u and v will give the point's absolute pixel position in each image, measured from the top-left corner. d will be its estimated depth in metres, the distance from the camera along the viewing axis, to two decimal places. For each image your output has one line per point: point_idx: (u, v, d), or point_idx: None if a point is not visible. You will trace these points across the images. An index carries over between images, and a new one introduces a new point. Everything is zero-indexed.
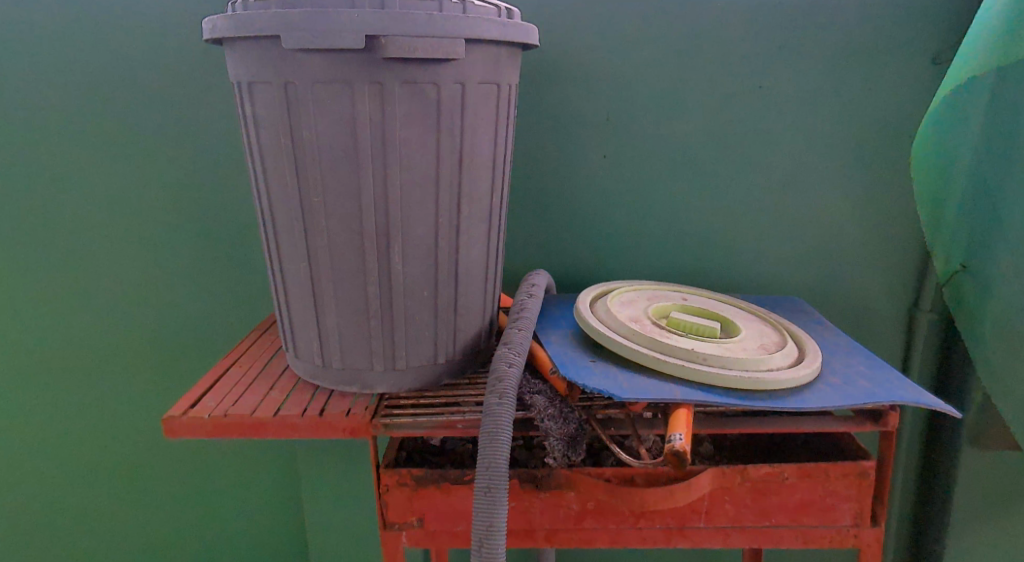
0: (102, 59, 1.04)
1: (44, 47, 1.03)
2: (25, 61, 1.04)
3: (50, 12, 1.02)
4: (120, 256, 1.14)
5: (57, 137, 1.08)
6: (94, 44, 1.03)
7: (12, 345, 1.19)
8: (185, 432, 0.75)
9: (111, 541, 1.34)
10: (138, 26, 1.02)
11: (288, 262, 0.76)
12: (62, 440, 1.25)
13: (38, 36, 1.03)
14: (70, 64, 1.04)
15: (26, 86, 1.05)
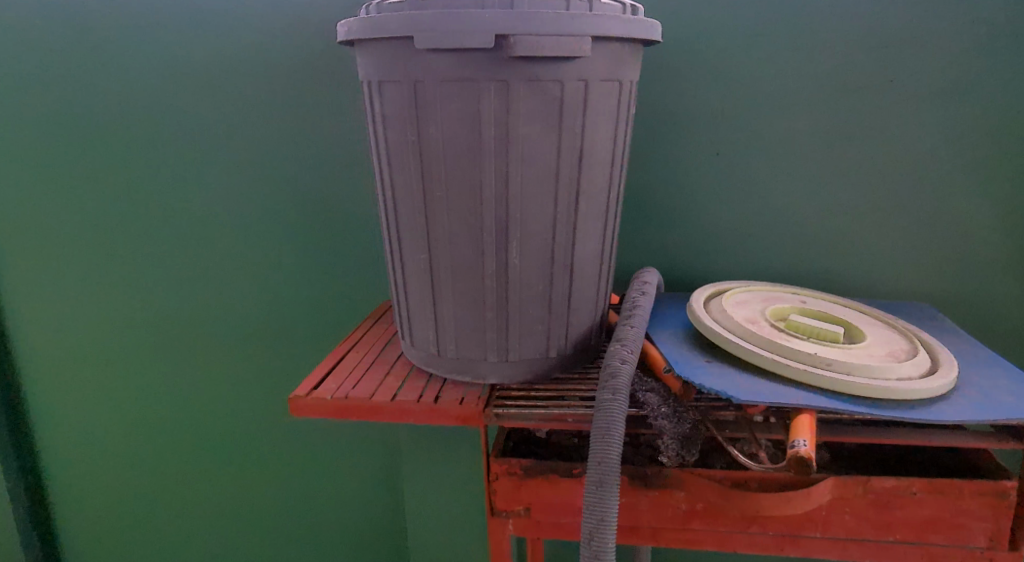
0: (237, 60, 1.10)
1: (186, 48, 1.11)
2: (170, 62, 1.12)
3: (193, 14, 1.09)
4: (247, 245, 1.21)
5: (195, 134, 1.16)
6: (225, 43, 1.09)
7: (153, 324, 1.30)
8: (309, 411, 0.80)
9: (223, 508, 1.43)
10: (266, 27, 1.07)
11: (408, 253, 0.79)
12: (191, 414, 1.36)
13: (181, 37, 1.10)
14: (210, 65, 1.11)
15: (170, 86, 1.14)
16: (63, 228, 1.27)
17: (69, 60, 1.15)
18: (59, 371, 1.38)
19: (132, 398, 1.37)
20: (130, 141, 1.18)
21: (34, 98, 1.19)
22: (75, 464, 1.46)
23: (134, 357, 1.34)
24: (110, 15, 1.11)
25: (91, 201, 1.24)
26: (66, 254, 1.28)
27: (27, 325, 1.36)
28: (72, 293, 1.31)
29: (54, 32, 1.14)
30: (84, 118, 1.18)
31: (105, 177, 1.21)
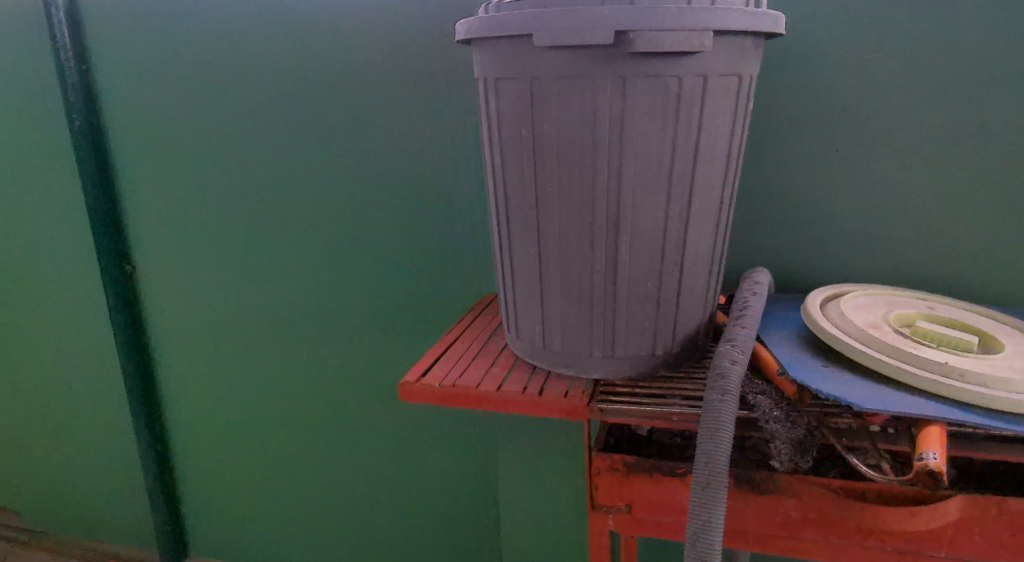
0: (361, 60, 1.16)
1: (315, 49, 1.18)
2: (300, 63, 1.20)
3: (323, 17, 1.15)
4: (362, 237, 1.27)
5: (320, 131, 1.23)
6: (348, 45, 1.16)
7: (275, 309, 1.39)
8: (419, 397, 0.84)
9: (325, 488, 1.50)
10: (387, 29, 1.13)
11: (518, 247, 0.81)
12: (304, 396, 1.44)
13: (312, 39, 1.17)
14: (336, 66, 1.18)
15: (297, 86, 1.21)
16: (200, 217, 1.38)
17: (211, 62, 1.25)
18: (190, 349, 1.51)
19: (253, 378, 1.47)
20: (261, 137, 1.27)
21: (179, 98, 1.30)
22: (198, 435, 1.58)
23: (255, 340, 1.43)
24: (246, 20, 1.20)
25: (225, 193, 1.34)
26: (202, 241, 1.40)
27: (162, 304, 1.49)
28: (205, 277, 1.43)
29: (201, 37, 1.24)
30: (222, 116, 1.28)
31: (238, 170, 1.31)
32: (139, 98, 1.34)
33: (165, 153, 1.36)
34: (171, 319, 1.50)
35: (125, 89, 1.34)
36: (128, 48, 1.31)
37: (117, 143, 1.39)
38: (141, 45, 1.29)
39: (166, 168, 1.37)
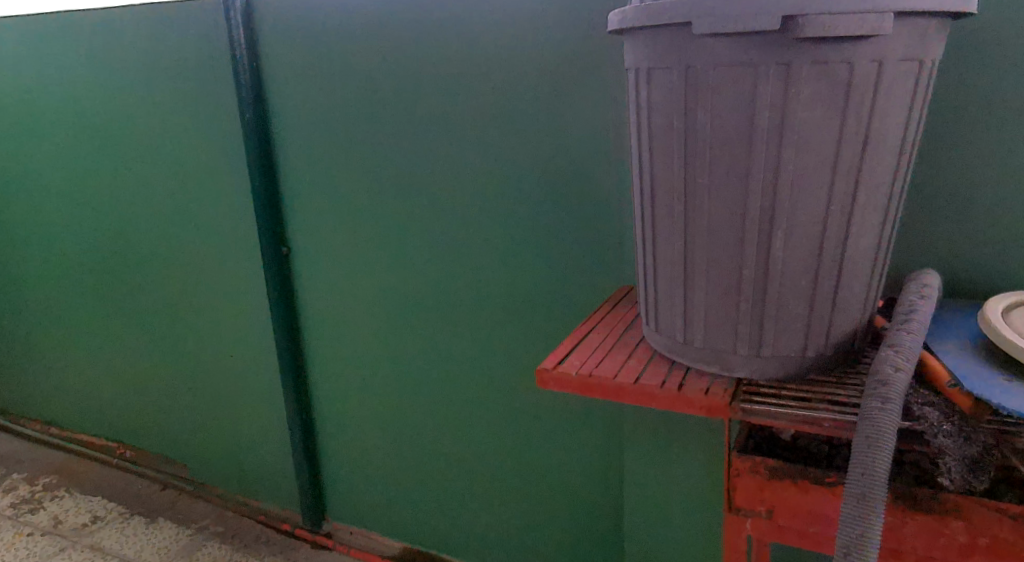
0: (505, 55, 1.20)
1: (467, 44, 1.23)
2: (451, 59, 1.25)
3: (474, 15, 1.21)
4: (501, 227, 1.31)
5: (466, 125, 1.28)
6: (494, 40, 1.20)
7: (417, 293, 1.47)
8: (555, 384, 0.86)
9: (452, 466, 1.57)
10: (531, 23, 1.16)
11: (663, 239, 0.79)
12: (438, 377, 1.51)
13: (464, 35, 1.23)
14: (485, 60, 1.22)
15: (444, 81, 1.28)
16: (352, 205, 1.48)
17: (367, 59, 1.35)
18: (337, 327, 1.62)
19: (392, 357, 1.56)
20: (413, 129, 1.34)
21: (336, 93, 1.41)
22: (338, 407, 1.70)
23: (395, 321, 1.52)
24: (401, 19, 1.28)
25: (376, 182, 1.43)
26: (352, 227, 1.50)
27: (313, 284, 1.62)
28: (354, 261, 1.53)
29: (363, 35, 1.33)
30: (374, 109, 1.37)
31: (389, 160, 1.39)
32: (301, 93, 1.46)
33: (323, 145, 1.47)
34: (321, 298, 1.62)
35: (291, 86, 1.46)
36: (293, 47, 1.43)
37: (281, 135, 1.52)
38: (306, 44, 1.41)
39: (323, 158, 1.48)
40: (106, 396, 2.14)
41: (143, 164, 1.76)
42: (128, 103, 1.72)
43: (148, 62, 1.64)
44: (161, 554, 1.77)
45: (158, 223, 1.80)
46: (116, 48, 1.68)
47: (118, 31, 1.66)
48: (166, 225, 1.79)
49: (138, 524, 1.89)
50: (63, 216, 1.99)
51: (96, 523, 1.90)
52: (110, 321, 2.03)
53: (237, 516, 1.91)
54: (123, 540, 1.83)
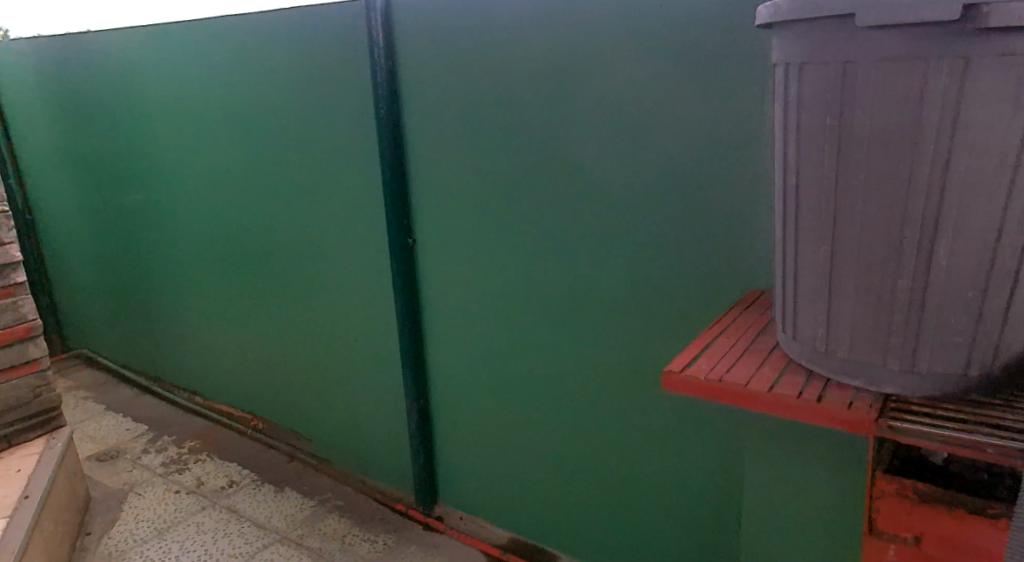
0: (632, 55, 1.21)
1: (594, 44, 1.25)
2: (583, 57, 1.27)
3: (602, 16, 1.23)
4: (624, 225, 1.31)
5: (589, 123, 1.30)
6: (622, 40, 1.21)
7: (537, 288, 1.49)
8: (682, 387, 0.84)
9: (562, 460, 1.58)
10: (660, 23, 1.16)
11: (807, 243, 0.76)
12: (554, 372, 1.53)
13: (594, 35, 1.24)
14: (617, 57, 1.23)
15: (569, 80, 1.31)
16: (478, 199, 1.52)
17: (495, 59, 1.40)
18: (457, 318, 1.68)
19: (509, 350, 1.60)
20: (541, 126, 1.37)
21: (465, 92, 1.47)
22: (453, 394, 1.76)
23: (512, 313, 1.56)
24: (531, 20, 1.32)
25: (502, 178, 1.46)
26: (477, 221, 1.55)
27: (435, 275, 1.68)
28: (477, 254, 1.58)
29: (497, 35, 1.38)
30: (499, 108, 1.42)
31: (516, 157, 1.43)
32: (431, 92, 1.53)
33: (452, 141, 1.52)
34: (442, 289, 1.68)
35: (425, 84, 1.53)
36: (426, 48, 1.50)
37: (412, 131, 1.59)
38: (438, 45, 1.48)
39: (451, 153, 1.54)
40: (244, 371, 2.33)
41: (284, 159, 1.91)
42: (278, 102, 1.87)
43: (295, 64, 1.78)
44: (287, 520, 1.90)
45: (295, 213, 1.94)
46: (270, 51, 1.83)
47: (274, 35, 1.80)
48: (304, 215, 1.92)
49: (268, 491, 2.04)
50: (214, 206, 2.19)
51: (232, 487, 2.07)
52: (248, 303, 2.21)
53: (355, 493, 2.02)
54: (255, 504, 1.98)
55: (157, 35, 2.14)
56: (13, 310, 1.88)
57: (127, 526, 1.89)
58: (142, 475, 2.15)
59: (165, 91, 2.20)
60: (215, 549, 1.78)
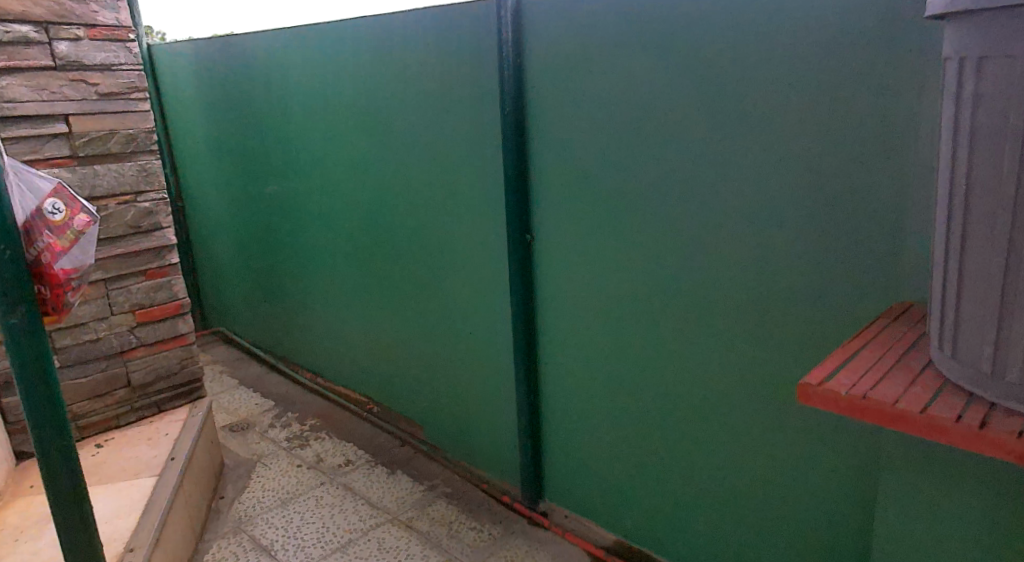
0: (771, 54, 1.19)
1: (732, 43, 1.24)
2: (720, 57, 1.27)
3: (743, 16, 1.22)
4: (756, 228, 1.28)
5: (723, 123, 1.29)
6: (762, 40, 1.20)
7: (659, 289, 1.49)
8: (820, 402, 0.79)
9: (674, 465, 1.56)
10: (804, 21, 1.14)
11: (977, 253, 0.69)
12: (672, 375, 1.51)
13: (733, 35, 1.24)
14: (757, 57, 1.21)
15: (703, 80, 1.31)
16: (603, 198, 1.55)
17: (628, 59, 1.42)
18: (573, 317, 1.70)
19: (624, 350, 1.60)
20: (671, 126, 1.38)
21: (597, 91, 1.50)
22: (564, 391, 1.77)
23: (630, 313, 1.56)
24: (667, 21, 1.33)
25: (627, 177, 1.48)
26: (600, 221, 1.57)
27: (553, 272, 1.71)
28: (597, 253, 1.59)
29: (632, 35, 1.40)
30: (631, 106, 1.44)
31: (644, 157, 1.44)
32: (562, 91, 1.57)
33: (579, 140, 1.56)
34: (560, 287, 1.70)
35: (556, 85, 1.58)
36: (559, 49, 1.55)
37: (539, 130, 1.64)
38: (571, 45, 1.52)
39: (578, 152, 1.57)
40: (363, 356, 2.46)
41: (410, 155, 2.00)
42: (410, 100, 1.96)
43: (428, 65, 1.87)
44: (399, 501, 1.98)
45: (418, 208, 2.03)
46: (405, 52, 1.92)
47: (410, 36, 1.90)
48: (428, 209, 2.00)
49: (381, 473, 2.13)
50: (343, 198, 2.32)
51: (349, 465, 2.18)
52: (370, 292, 2.33)
53: (463, 482, 2.07)
54: (369, 484, 2.07)
55: (298, 38, 2.30)
56: (168, 288, 2.07)
57: (255, 493, 2.03)
58: (269, 447, 2.31)
59: (303, 90, 2.36)
60: (332, 523, 1.88)
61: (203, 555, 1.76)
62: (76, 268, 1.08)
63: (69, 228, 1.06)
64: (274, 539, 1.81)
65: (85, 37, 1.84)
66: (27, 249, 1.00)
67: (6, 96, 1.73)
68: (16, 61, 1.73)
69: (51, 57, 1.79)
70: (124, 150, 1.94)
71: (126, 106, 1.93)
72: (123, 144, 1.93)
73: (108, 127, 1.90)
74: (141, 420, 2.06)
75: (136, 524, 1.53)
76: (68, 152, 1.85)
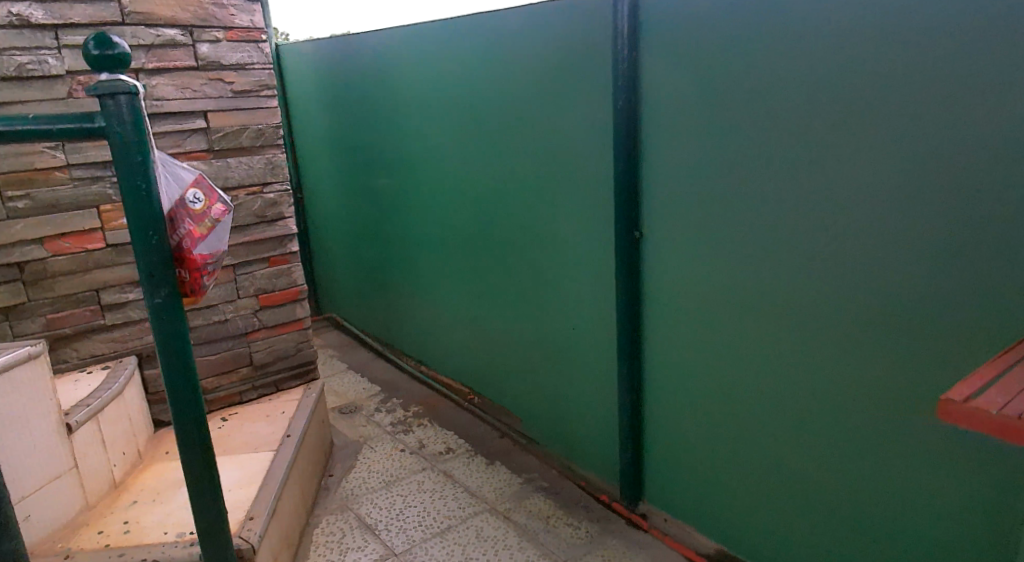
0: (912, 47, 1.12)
1: (868, 35, 1.18)
2: (853, 49, 1.21)
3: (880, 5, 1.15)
4: (889, 229, 1.20)
5: (853, 118, 1.23)
6: (902, 32, 1.13)
7: (777, 291, 1.42)
8: (964, 420, 0.73)
9: (785, 475, 1.49)
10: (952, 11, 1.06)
11: None
12: (788, 381, 1.44)
13: (869, 27, 1.18)
14: (901, 46, 1.14)
15: (834, 73, 1.25)
16: (718, 195, 1.50)
17: (752, 53, 1.38)
18: (681, 317, 1.66)
19: (735, 353, 1.54)
20: (796, 121, 1.32)
21: (716, 86, 1.46)
22: (668, 392, 1.73)
23: (743, 315, 1.51)
24: (798, 13, 1.29)
25: (746, 174, 1.43)
26: (716, 220, 1.52)
27: (661, 270, 1.68)
28: (710, 252, 1.55)
29: (757, 28, 1.36)
30: (752, 101, 1.40)
31: (768, 152, 1.38)
32: (679, 86, 1.54)
33: (696, 136, 1.52)
34: (669, 285, 1.67)
35: (673, 79, 1.55)
36: (679, 43, 1.52)
37: (653, 125, 1.61)
38: (691, 39, 1.49)
39: (695, 149, 1.53)
40: (465, 348, 2.52)
41: (520, 151, 2.03)
42: (520, 95, 1.98)
43: (542, 61, 1.88)
44: (497, 492, 2.01)
45: (525, 203, 2.05)
46: (519, 48, 1.95)
47: (522, 32, 1.93)
48: (535, 205, 2.01)
49: (480, 463, 2.17)
50: (452, 193, 2.38)
51: (449, 453, 2.23)
52: (475, 284, 2.38)
53: (560, 477, 2.07)
54: (469, 472, 2.11)
55: (413, 36, 2.38)
56: (288, 275, 2.20)
57: (361, 474, 2.12)
58: (374, 431, 2.41)
59: (416, 87, 2.44)
60: (433, 508, 1.93)
61: (313, 529, 1.86)
62: (212, 254, 1.11)
63: (207, 217, 1.12)
64: (377, 520, 1.89)
65: (224, 39, 1.98)
66: (171, 235, 1.08)
67: (154, 95, 1.89)
68: (164, 62, 1.89)
69: (194, 57, 1.93)
70: (254, 144, 2.07)
71: (257, 103, 2.06)
72: (253, 138, 2.06)
73: (240, 123, 2.03)
74: (260, 398, 2.20)
75: (254, 495, 1.63)
76: (205, 146, 2.00)
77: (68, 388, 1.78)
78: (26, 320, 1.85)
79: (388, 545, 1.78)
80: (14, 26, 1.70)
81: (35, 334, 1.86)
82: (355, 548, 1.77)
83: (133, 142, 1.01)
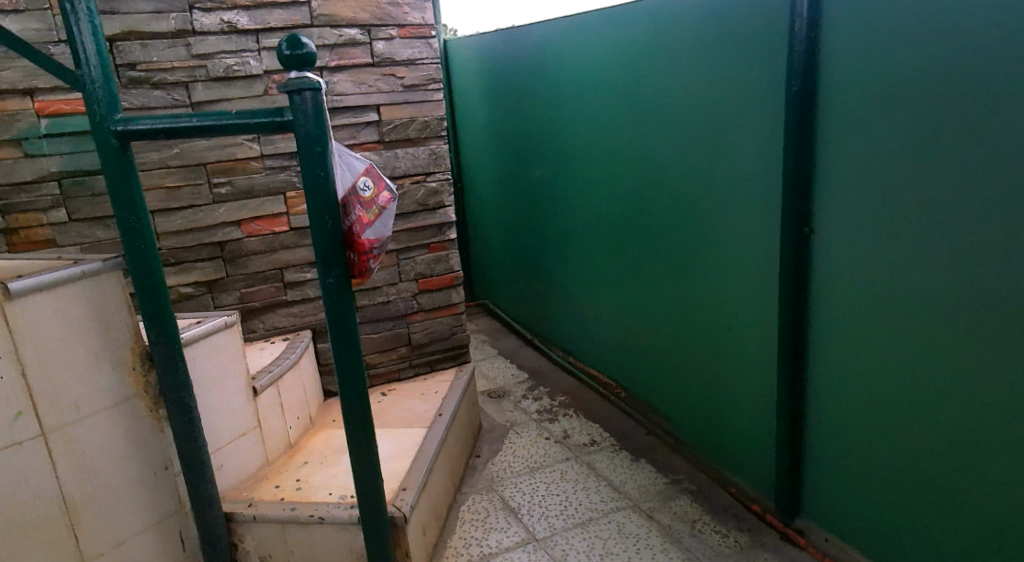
0: None
1: None
2: None
3: None
4: None
5: None
6: None
7: (973, 295, 1.25)
8: None
9: (969, 506, 1.32)
10: None
11: None
12: (985, 402, 1.26)
13: None
14: None
15: None
16: (898, 190, 1.36)
17: (950, 29, 1.22)
18: (851, 321, 1.51)
19: (916, 365, 1.38)
20: (1006, 105, 1.15)
21: (902, 69, 1.32)
22: (831, 402, 1.60)
23: (923, 323, 1.35)
24: None
25: (942, 163, 1.26)
26: (901, 214, 1.36)
27: (831, 269, 1.54)
28: (891, 251, 1.39)
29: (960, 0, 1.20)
30: (948, 83, 1.24)
31: (971, 138, 1.21)
32: (859, 70, 1.40)
33: (879, 123, 1.38)
34: (840, 285, 1.52)
35: (855, 59, 1.41)
36: (862, 22, 1.38)
37: (830, 111, 1.48)
38: (877, 17, 1.35)
39: (878, 136, 1.38)
40: (614, 341, 2.50)
41: (681, 139, 1.95)
42: (685, 81, 1.90)
43: (708, 45, 1.80)
44: (641, 489, 1.97)
45: (684, 194, 1.98)
46: (684, 32, 1.87)
47: (687, 14, 1.86)
48: (696, 195, 1.93)
49: (625, 458, 2.14)
50: (608, 183, 2.36)
51: (594, 446, 2.22)
52: (627, 277, 2.34)
53: (708, 481, 1.99)
54: (613, 466, 2.09)
55: (578, 25, 2.38)
56: (446, 261, 2.30)
57: (507, 458, 2.18)
58: (521, 417, 2.46)
59: (578, 77, 2.44)
60: (575, 499, 1.93)
61: (459, 505, 1.94)
62: (378, 239, 1.19)
63: (375, 204, 1.18)
64: (520, 504, 1.92)
65: (397, 37, 2.10)
66: (343, 219, 1.17)
67: (335, 90, 2.05)
68: (345, 60, 2.05)
69: (371, 55, 2.07)
70: (420, 136, 2.19)
71: (425, 96, 2.16)
72: (419, 130, 2.18)
73: (409, 116, 2.15)
74: (417, 376, 2.34)
75: (408, 468, 1.73)
76: (376, 137, 2.14)
77: (255, 355, 2.00)
78: (224, 292, 2.10)
79: (531, 529, 1.81)
80: (223, 32, 1.92)
81: (231, 305, 2.11)
82: (499, 529, 1.82)
83: (313, 134, 1.10)
